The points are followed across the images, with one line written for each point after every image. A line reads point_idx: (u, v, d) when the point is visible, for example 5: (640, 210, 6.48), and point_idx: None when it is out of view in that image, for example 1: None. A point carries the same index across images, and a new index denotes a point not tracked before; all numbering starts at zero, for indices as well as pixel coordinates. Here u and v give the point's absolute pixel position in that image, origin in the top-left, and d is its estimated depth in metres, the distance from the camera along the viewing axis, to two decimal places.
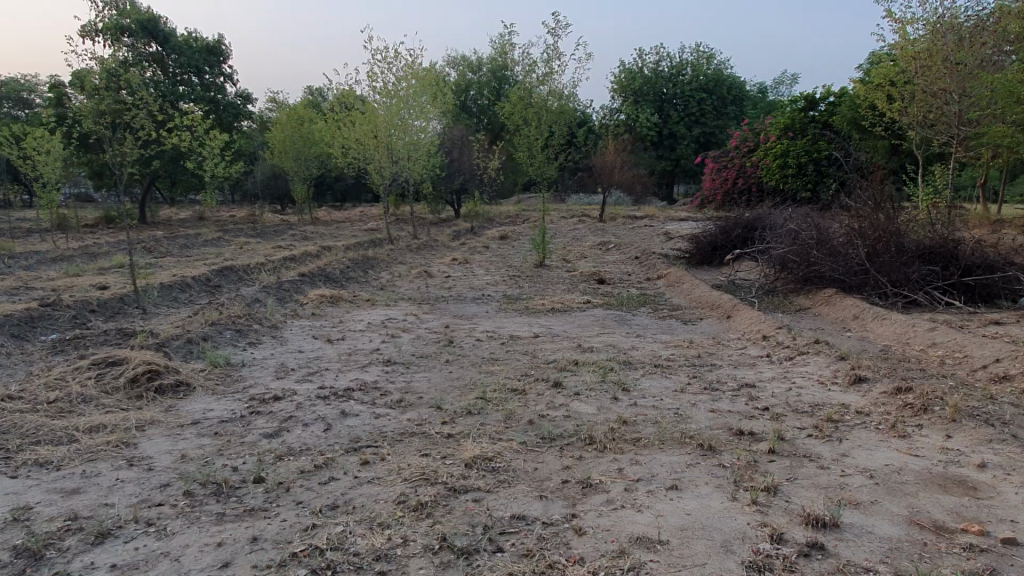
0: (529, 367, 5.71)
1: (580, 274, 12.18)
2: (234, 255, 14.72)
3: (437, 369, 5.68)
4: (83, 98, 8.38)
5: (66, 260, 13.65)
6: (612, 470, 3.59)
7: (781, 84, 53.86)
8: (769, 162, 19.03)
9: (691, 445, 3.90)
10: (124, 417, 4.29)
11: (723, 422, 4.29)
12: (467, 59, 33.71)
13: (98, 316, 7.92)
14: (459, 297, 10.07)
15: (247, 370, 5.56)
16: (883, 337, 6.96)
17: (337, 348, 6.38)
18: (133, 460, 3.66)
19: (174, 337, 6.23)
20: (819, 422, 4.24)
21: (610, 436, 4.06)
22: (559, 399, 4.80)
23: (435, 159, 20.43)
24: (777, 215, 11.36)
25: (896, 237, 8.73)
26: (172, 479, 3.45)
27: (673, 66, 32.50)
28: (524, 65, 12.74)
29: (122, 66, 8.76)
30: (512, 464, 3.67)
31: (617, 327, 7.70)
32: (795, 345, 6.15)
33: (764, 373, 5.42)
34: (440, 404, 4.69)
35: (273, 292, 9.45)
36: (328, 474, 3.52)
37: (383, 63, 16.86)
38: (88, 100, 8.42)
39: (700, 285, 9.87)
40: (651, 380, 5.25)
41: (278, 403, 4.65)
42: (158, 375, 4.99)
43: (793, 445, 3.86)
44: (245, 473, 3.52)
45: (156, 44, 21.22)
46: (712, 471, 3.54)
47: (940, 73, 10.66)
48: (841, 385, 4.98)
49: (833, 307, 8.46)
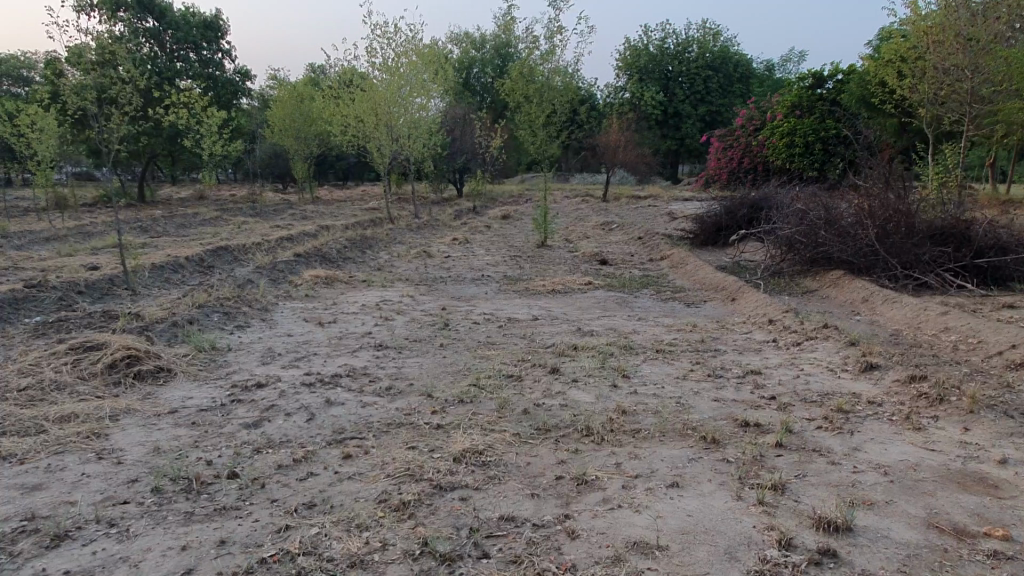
0: (526, 352, 5.48)
1: (583, 255, 11.93)
2: (230, 235, 14.50)
3: (430, 354, 5.47)
4: (74, 74, 8.04)
5: (59, 240, 13.44)
6: (610, 465, 3.37)
7: (788, 62, 52.91)
8: (775, 141, 18.71)
9: (694, 437, 3.69)
10: (98, 406, 4.08)
11: (728, 412, 4.08)
12: (471, 36, 33.23)
13: (85, 297, 7.71)
14: (457, 278, 9.84)
15: (232, 355, 5.35)
16: (894, 321, 6.73)
17: (328, 331, 6.17)
18: (102, 453, 3.47)
19: (158, 320, 6.01)
20: (829, 412, 4.02)
21: (608, 427, 3.85)
22: (556, 386, 4.59)
23: (437, 137, 20.10)
24: (784, 194, 11.07)
25: (908, 218, 8.45)
26: (141, 474, 3.25)
27: (679, 43, 32.00)
28: (526, 41, 12.42)
29: (116, 44, 8.44)
30: (503, 459, 3.46)
31: (619, 309, 7.47)
32: (803, 330, 5.91)
33: (772, 360, 5.18)
34: (431, 392, 4.47)
35: (266, 273, 9.24)
36: (306, 469, 3.31)
37: (383, 39, 16.54)
38: (80, 77, 8.09)
39: (704, 267, 9.64)
40: (652, 366, 5.04)
41: (261, 390, 4.45)
42: (138, 361, 4.79)
43: (801, 438, 3.64)
44: (220, 468, 3.32)
45: (153, 18, 20.80)
46: (715, 467, 3.33)
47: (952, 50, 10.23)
48: (851, 373, 4.74)
49: (841, 290, 8.22)
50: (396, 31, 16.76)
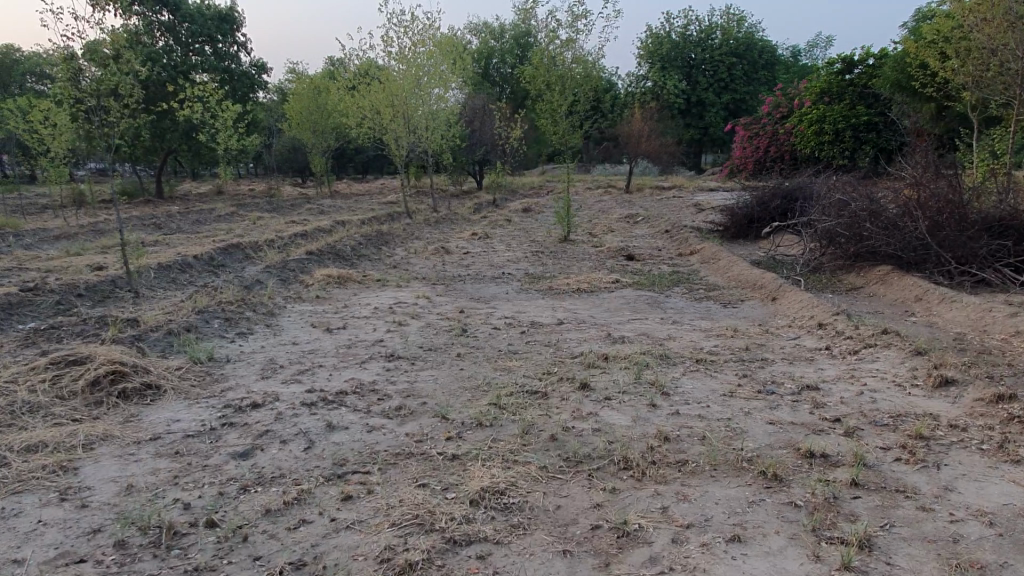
0: (551, 363, 4.96)
1: (608, 250, 11.37)
2: (244, 231, 14.09)
3: (446, 366, 4.96)
4: (92, 70, 7.46)
5: (69, 238, 13.12)
6: (655, 510, 2.86)
7: (815, 48, 51.46)
8: (803, 129, 18.10)
9: (751, 472, 3.16)
10: (71, 432, 3.63)
11: (786, 438, 3.54)
12: (490, 25, 32.58)
13: (84, 301, 7.31)
14: (477, 277, 9.34)
15: (230, 368, 4.88)
16: (956, 323, 6.13)
17: (336, 339, 5.70)
18: (67, 493, 3.02)
19: (154, 327, 5.57)
20: (907, 439, 3.47)
21: (649, 459, 3.32)
22: (587, 406, 4.05)
23: (456, 129, 19.57)
24: (820, 183, 10.43)
25: (962, 208, 7.78)
26: (106, 521, 2.78)
27: (702, 29, 31.10)
28: (547, 27, 11.83)
29: (130, 37, 7.87)
30: (529, 501, 2.95)
31: (650, 311, 6.92)
32: (859, 335, 5.34)
33: (828, 372, 4.62)
34: (446, 413, 3.97)
35: (276, 273, 8.79)
36: (298, 516, 2.83)
37: (400, 27, 16.05)
38: (97, 73, 7.52)
39: (738, 262, 9.06)
40: (692, 380, 4.48)
41: (256, 412, 3.97)
42: (124, 377, 4.34)
43: (879, 475, 3.10)
44: (197, 514, 2.85)
45: (168, 11, 20.47)
46: (782, 514, 2.79)
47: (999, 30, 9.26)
48: (923, 389, 4.18)
49: (890, 288, 7.62)
50: (413, 20, 16.25)
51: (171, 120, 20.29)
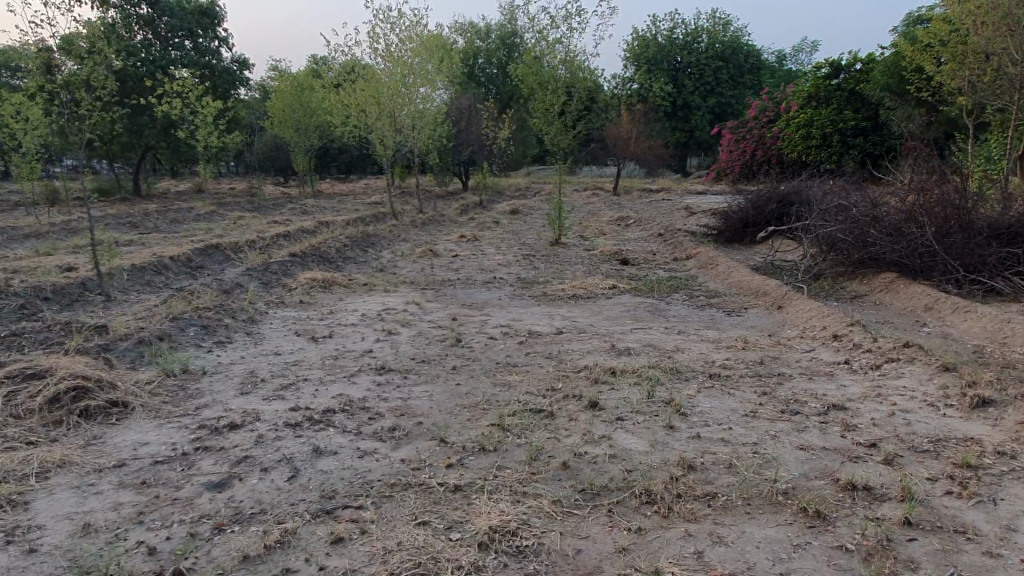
0: (555, 378, 4.61)
1: (602, 254, 11.05)
2: (224, 231, 13.63)
3: (441, 381, 4.58)
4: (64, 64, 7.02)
5: (40, 237, 12.56)
6: (688, 555, 2.52)
7: (801, 51, 51.28)
8: (791, 133, 17.90)
9: (790, 509, 2.84)
10: (24, 459, 3.23)
11: (820, 466, 3.23)
12: (475, 25, 32.16)
13: (51, 304, 6.86)
14: (468, 281, 8.98)
15: (207, 382, 4.48)
16: (972, 334, 5.87)
17: (322, 348, 5.33)
18: (14, 534, 2.63)
19: (122, 336, 5.15)
20: (954, 468, 3.18)
21: (675, 492, 2.98)
22: (598, 429, 3.71)
23: (443, 128, 19.19)
24: (817, 186, 10.18)
25: (968, 214, 7.53)
26: (56, 571, 2.40)
27: (688, 32, 30.86)
28: (538, 25, 11.48)
29: (106, 28, 7.43)
30: (545, 544, 2.60)
31: (653, 319, 6.60)
32: (878, 348, 5.05)
33: (851, 389, 4.32)
34: (445, 436, 3.60)
35: (257, 275, 8.37)
36: (282, 563, 2.46)
37: (386, 24, 15.63)
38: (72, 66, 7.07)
39: (739, 268, 8.76)
40: (710, 398, 4.15)
41: (234, 434, 3.58)
42: (87, 394, 3.94)
43: (933, 512, 2.79)
44: (163, 562, 2.46)
45: (145, 5, 19.88)
46: (832, 562, 2.46)
47: (997, 32, 8.95)
48: (958, 410, 3.89)
49: (897, 296, 7.36)
50: (399, 17, 15.84)
51: (150, 116, 19.70)
